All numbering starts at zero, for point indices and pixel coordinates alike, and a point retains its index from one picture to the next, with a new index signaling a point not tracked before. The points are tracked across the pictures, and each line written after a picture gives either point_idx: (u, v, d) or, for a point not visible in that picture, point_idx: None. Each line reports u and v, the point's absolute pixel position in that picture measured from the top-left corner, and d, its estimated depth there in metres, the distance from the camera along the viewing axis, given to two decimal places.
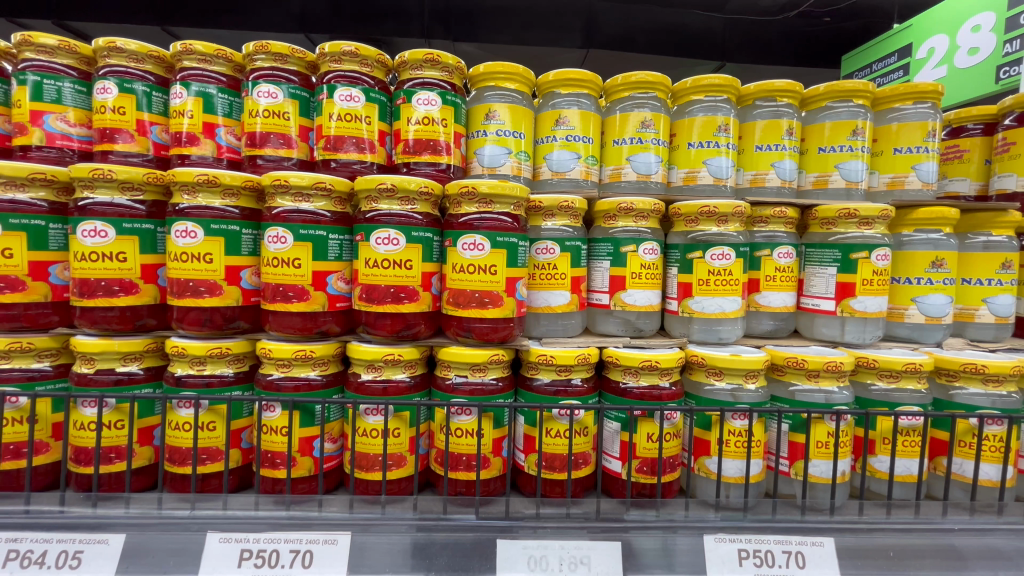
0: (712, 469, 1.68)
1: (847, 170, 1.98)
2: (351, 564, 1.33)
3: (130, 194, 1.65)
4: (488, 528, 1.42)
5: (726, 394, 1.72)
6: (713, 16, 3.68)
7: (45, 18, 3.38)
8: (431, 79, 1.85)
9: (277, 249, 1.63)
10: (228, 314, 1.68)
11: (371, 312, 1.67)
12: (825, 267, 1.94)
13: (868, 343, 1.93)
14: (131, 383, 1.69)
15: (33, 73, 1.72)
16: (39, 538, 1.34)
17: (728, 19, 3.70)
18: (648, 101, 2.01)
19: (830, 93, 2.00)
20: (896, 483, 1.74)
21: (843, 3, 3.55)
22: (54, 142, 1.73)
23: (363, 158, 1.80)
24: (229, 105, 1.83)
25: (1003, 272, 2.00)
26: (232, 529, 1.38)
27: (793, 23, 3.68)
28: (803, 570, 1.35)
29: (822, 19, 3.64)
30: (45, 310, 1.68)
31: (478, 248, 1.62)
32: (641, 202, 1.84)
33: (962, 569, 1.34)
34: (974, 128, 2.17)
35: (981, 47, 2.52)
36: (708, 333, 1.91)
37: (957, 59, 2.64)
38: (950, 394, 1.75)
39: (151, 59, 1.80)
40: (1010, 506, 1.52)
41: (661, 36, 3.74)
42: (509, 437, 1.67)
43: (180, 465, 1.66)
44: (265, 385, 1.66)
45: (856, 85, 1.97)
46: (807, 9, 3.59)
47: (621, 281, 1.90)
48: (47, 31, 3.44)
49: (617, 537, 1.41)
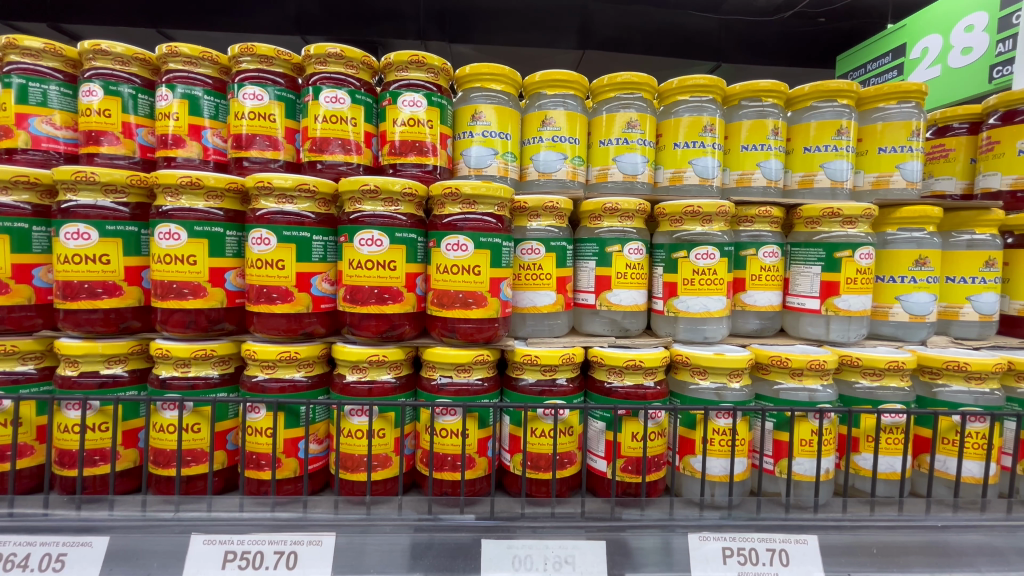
0: (694, 467, 1.69)
1: (830, 168, 2.01)
2: (337, 566, 1.32)
3: (114, 196, 1.63)
4: (475, 529, 1.40)
5: (712, 391, 1.73)
6: (709, 16, 3.71)
7: (41, 21, 3.35)
8: (416, 81, 1.83)
9: (261, 250, 1.62)
10: (213, 315, 1.67)
11: (356, 313, 1.65)
12: (808, 266, 1.95)
13: (852, 341, 1.94)
14: (116, 385, 1.67)
15: (17, 76, 1.69)
16: (22, 540, 1.31)
17: (723, 20, 3.74)
18: (634, 102, 2.02)
19: (815, 93, 2.02)
20: (879, 480, 1.74)
21: (838, 4, 3.59)
22: (39, 145, 1.72)
23: (349, 159, 1.78)
24: (215, 108, 1.81)
25: (987, 271, 2.00)
26: (218, 531, 1.36)
27: (789, 23, 3.73)
28: (785, 567, 1.34)
29: (817, 19, 3.69)
30: (29, 312, 1.65)
31: (461, 249, 1.61)
32: (625, 202, 1.84)
33: (950, 566, 1.33)
34: (959, 128, 2.21)
35: (974, 47, 2.48)
36: (693, 332, 1.91)
37: (951, 59, 2.60)
38: (934, 391, 1.78)
39: (137, 62, 1.78)
40: (995, 503, 1.51)
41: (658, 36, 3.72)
42: (494, 437, 1.66)
43: (165, 467, 1.64)
44: (251, 386, 1.65)
45: (840, 86, 1.98)
46: (802, 10, 3.63)
47: (606, 281, 1.90)
48: (42, 34, 3.41)
49: (604, 536, 1.39)
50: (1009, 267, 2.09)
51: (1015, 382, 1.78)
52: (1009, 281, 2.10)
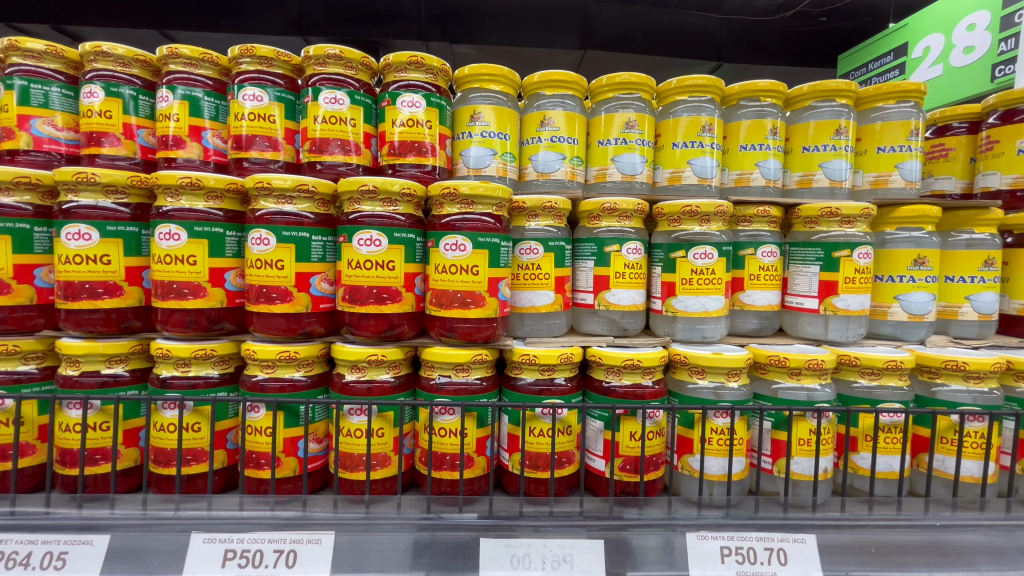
0: (691, 468, 1.68)
1: (830, 168, 2.01)
2: (335, 565, 1.32)
3: (114, 196, 1.64)
4: (474, 528, 1.40)
5: (709, 391, 1.73)
6: (710, 16, 3.72)
7: (44, 22, 3.36)
8: (416, 81, 1.84)
9: (260, 250, 1.62)
10: (213, 315, 1.68)
11: (355, 313, 1.66)
12: (807, 266, 1.95)
13: (851, 341, 1.94)
14: (117, 384, 1.68)
15: (19, 78, 1.70)
16: (24, 538, 1.32)
17: (724, 19, 3.74)
18: (633, 102, 2.02)
19: (814, 93, 2.02)
20: (878, 479, 1.74)
21: (839, 3, 3.58)
22: (41, 147, 1.72)
23: (349, 160, 1.79)
24: (215, 108, 1.81)
25: (986, 270, 2.00)
26: (218, 529, 1.36)
27: (790, 23, 3.73)
28: (784, 566, 1.34)
29: (818, 19, 3.70)
30: (31, 313, 1.66)
31: (458, 249, 1.62)
32: (623, 202, 1.84)
33: (950, 566, 1.33)
34: (959, 127, 2.21)
35: (976, 46, 2.47)
36: (692, 332, 1.92)
37: (953, 59, 2.59)
38: (933, 391, 1.77)
39: (138, 64, 1.79)
40: (996, 503, 1.50)
41: (659, 36, 3.72)
42: (492, 436, 1.66)
43: (165, 466, 1.65)
44: (250, 385, 1.65)
45: (838, 85, 1.98)
46: (804, 9, 3.62)
47: (604, 281, 1.89)
48: (44, 35, 3.42)
49: (602, 535, 1.39)
50: (1009, 267, 2.09)
51: (1015, 381, 1.77)
52: (1009, 280, 2.10)
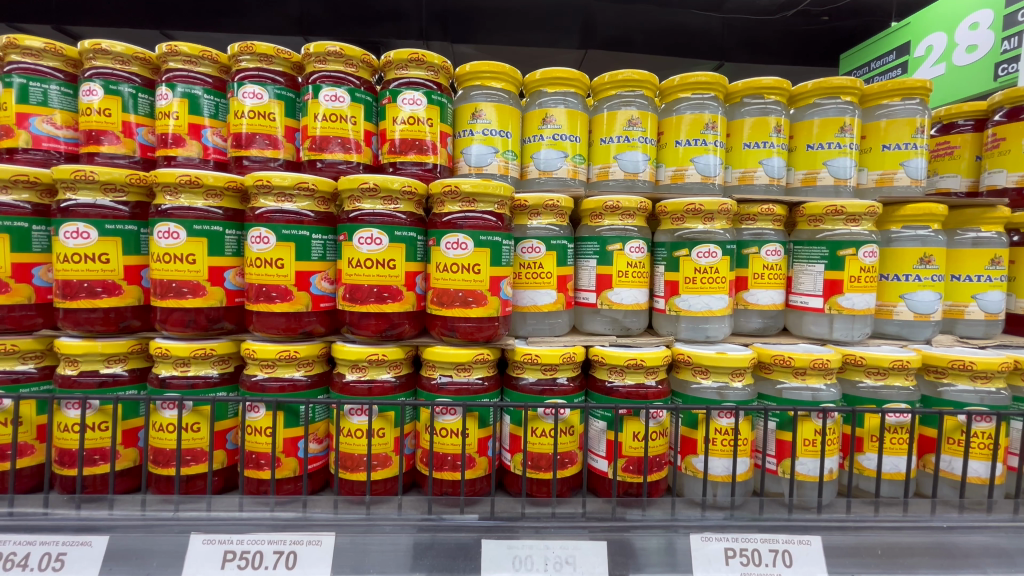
0: (698, 468, 1.67)
1: (838, 162, 1.99)
2: (337, 567, 1.31)
3: (113, 195, 1.63)
4: (477, 530, 1.39)
5: (715, 391, 1.71)
6: (711, 15, 3.70)
7: (44, 23, 3.38)
8: (416, 78, 1.82)
9: (260, 249, 1.61)
10: (212, 314, 1.67)
11: (355, 312, 1.65)
12: (812, 265, 1.94)
13: (856, 340, 1.91)
14: (116, 384, 1.67)
15: (18, 76, 1.69)
16: (21, 540, 1.31)
17: (726, 17, 3.71)
18: (635, 99, 2.00)
19: (818, 90, 2.00)
20: (884, 481, 1.72)
21: (841, 2, 3.56)
22: (39, 145, 1.72)
23: (349, 158, 1.78)
24: (215, 106, 1.80)
25: (992, 269, 1.98)
26: (216, 531, 1.36)
27: (793, 22, 3.69)
28: (789, 568, 1.33)
29: (820, 18, 3.66)
30: (29, 312, 1.66)
31: (464, 250, 1.60)
32: (625, 201, 1.82)
33: (957, 568, 1.32)
34: (965, 124, 2.20)
35: (978, 45, 2.44)
36: (695, 331, 1.89)
37: (955, 57, 2.56)
38: (939, 391, 1.75)
39: (136, 61, 1.78)
40: (998, 503, 1.49)
41: (663, 36, 3.72)
42: (495, 437, 1.65)
43: (165, 466, 1.64)
44: (250, 385, 1.65)
45: (843, 83, 1.96)
46: (806, 8, 3.60)
47: (606, 280, 1.89)
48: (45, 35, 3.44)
49: (606, 536, 1.39)
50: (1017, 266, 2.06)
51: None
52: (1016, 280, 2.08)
